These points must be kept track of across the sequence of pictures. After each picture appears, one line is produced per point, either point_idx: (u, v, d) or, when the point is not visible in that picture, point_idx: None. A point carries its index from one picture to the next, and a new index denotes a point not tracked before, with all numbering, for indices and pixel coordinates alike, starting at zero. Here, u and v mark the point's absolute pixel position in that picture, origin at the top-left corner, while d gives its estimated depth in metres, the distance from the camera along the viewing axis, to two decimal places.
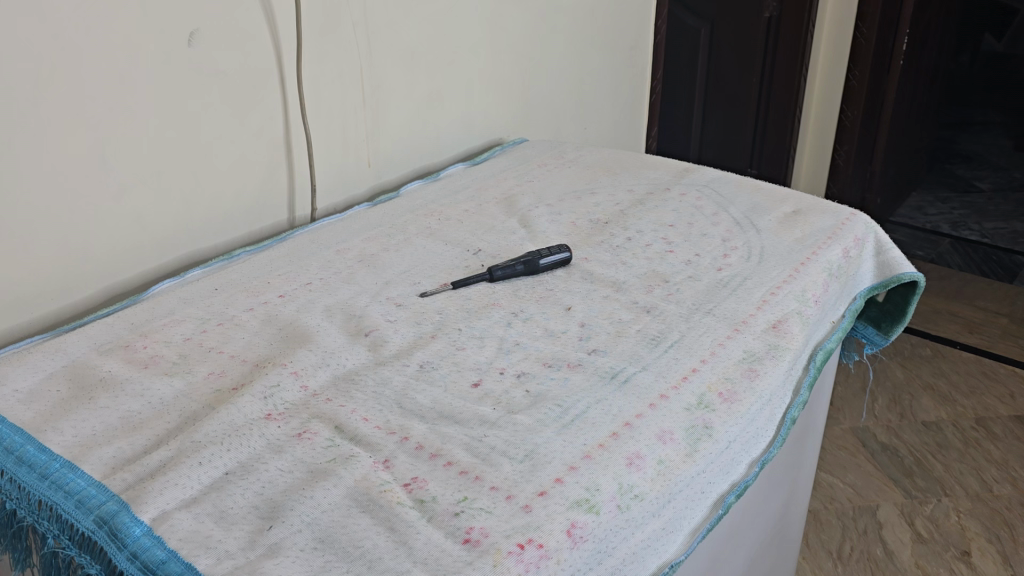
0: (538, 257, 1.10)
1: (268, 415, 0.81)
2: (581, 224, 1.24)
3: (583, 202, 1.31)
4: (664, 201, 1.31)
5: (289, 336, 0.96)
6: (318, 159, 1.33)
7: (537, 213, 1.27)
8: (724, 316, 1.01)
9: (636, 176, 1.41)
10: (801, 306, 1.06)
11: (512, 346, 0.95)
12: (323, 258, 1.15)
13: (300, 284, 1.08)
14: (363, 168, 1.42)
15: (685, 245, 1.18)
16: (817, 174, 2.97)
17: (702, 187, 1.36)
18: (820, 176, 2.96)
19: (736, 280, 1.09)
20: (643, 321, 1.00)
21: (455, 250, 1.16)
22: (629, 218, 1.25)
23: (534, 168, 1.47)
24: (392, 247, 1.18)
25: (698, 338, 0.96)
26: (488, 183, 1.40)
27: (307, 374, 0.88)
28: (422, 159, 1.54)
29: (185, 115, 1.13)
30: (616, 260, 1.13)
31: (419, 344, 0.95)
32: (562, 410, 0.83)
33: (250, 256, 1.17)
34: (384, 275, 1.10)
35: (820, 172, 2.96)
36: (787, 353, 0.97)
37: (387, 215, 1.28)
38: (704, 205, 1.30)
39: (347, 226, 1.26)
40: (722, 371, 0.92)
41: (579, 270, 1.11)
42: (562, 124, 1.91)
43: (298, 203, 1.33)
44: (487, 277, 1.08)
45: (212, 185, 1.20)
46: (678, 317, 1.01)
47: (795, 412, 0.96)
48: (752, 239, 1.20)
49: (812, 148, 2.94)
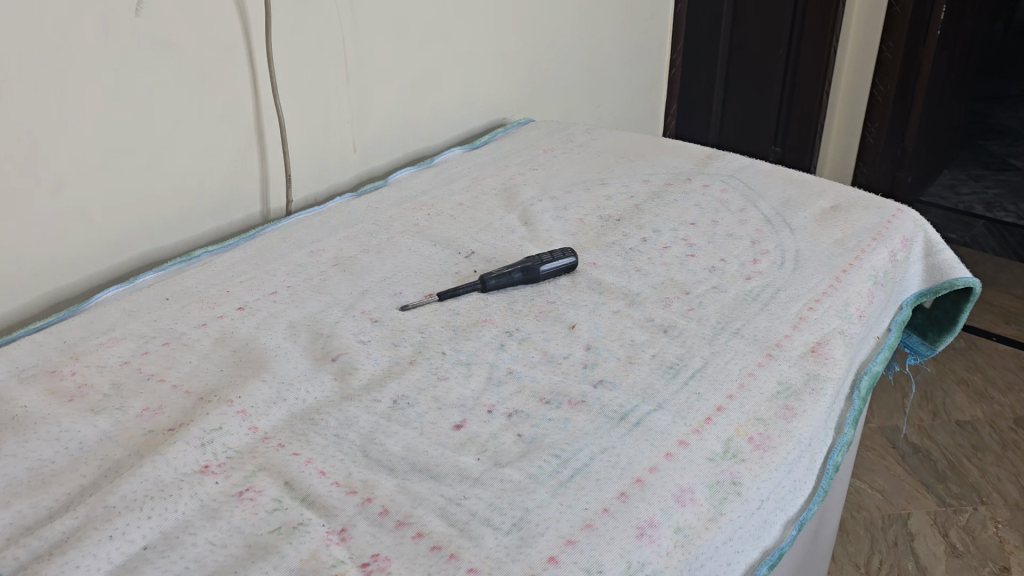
0: (538, 263, 0.95)
1: (204, 468, 0.68)
2: (590, 222, 1.09)
3: (593, 195, 1.16)
4: (684, 194, 1.16)
5: (243, 360, 0.82)
6: (295, 145, 1.19)
7: (540, 208, 1.12)
8: (754, 338, 0.86)
9: (653, 164, 1.25)
10: (844, 324, 0.91)
11: (504, 375, 0.80)
12: (294, 259, 1.01)
13: (264, 294, 0.93)
14: (347, 154, 1.27)
15: (708, 249, 1.03)
16: (846, 152, 2.78)
17: (728, 178, 1.21)
18: (848, 159, 2.77)
19: (767, 292, 0.94)
20: (660, 344, 0.85)
21: (445, 253, 1.02)
22: (644, 215, 1.10)
23: (539, 153, 1.31)
24: (373, 247, 1.03)
25: (723, 368, 0.81)
26: (486, 172, 1.25)
27: (257, 412, 0.74)
28: (416, 143, 1.39)
29: (135, 95, 0.98)
30: (629, 266, 0.98)
31: (394, 372, 0.80)
32: (561, 462, 0.69)
33: (212, 257, 1.03)
34: (361, 283, 0.95)
35: (848, 153, 2.77)
36: (830, 385, 0.82)
37: (370, 209, 1.13)
38: (730, 200, 1.14)
39: (324, 221, 1.11)
40: (753, 410, 0.77)
41: (586, 278, 0.96)
42: (572, 102, 1.75)
43: (272, 193, 1.18)
44: (479, 286, 0.94)
45: (169, 176, 1.05)
46: (700, 339, 0.86)
47: (839, 458, 0.81)
48: (785, 240, 1.05)
49: (840, 126, 2.74)
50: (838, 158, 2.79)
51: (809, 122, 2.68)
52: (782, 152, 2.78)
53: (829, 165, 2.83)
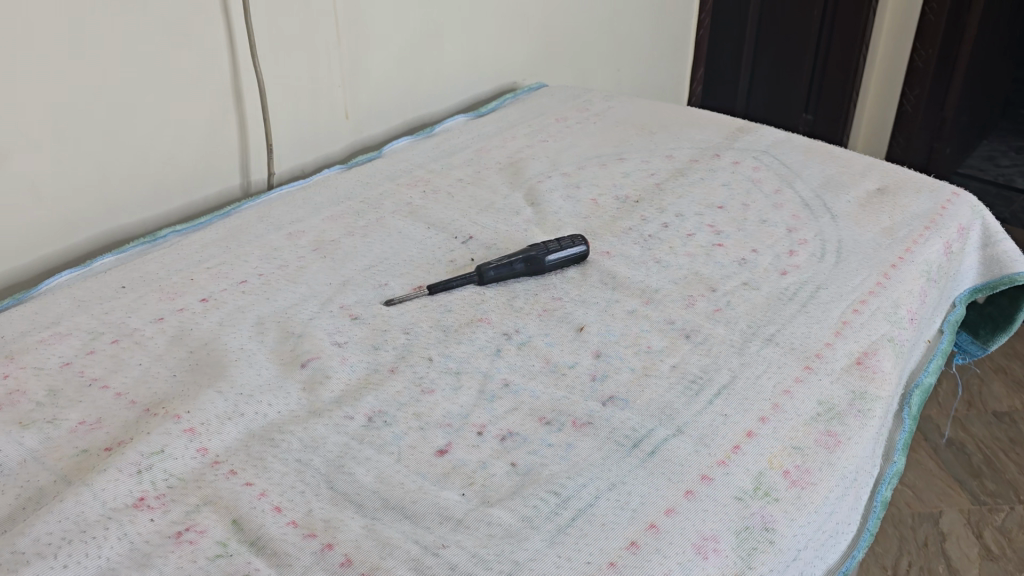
0: (544, 253, 0.84)
1: (139, 502, 0.57)
2: (604, 204, 0.97)
3: (609, 171, 1.04)
4: (711, 172, 1.03)
5: (200, 363, 0.71)
6: (280, 111, 1.07)
7: (549, 186, 1.00)
8: (790, 346, 0.75)
9: (676, 136, 1.13)
10: (894, 329, 0.79)
11: (498, 388, 0.69)
12: (270, 242, 0.90)
13: (232, 283, 0.83)
14: (339, 122, 1.15)
15: (738, 237, 0.91)
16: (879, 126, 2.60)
17: (760, 154, 1.08)
18: (883, 128, 2.59)
19: (805, 290, 0.83)
20: (680, 353, 0.74)
21: (440, 238, 0.90)
22: (665, 196, 0.98)
23: (551, 123, 1.19)
24: (359, 230, 0.92)
25: (753, 383, 0.70)
26: (491, 143, 1.13)
27: (208, 431, 0.63)
28: (416, 110, 1.27)
29: (92, 52, 0.86)
30: (647, 257, 0.87)
31: (371, 382, 0.69)
32: (560, 501, 0.58)
33: (181, 237, 0.92)
34: (343, 272, 0.84)
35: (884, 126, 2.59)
36: (878, 405, 0.70)
37: (360, 185, 1.02)
38: (763, 180, 1.02)
39: (309, 199, 0.99)
40: (788, 436, 0.66)
41: (598, 270, 0.85)
42: (588, 66, 1.62)
43: (252, 164, 1.07)
44: (476, 279, 0.83)
45: (133, 147, 0.94)
46: (728, 347, 0.74)
47: (887, 492, 0.69)
48: (826, 228, 0.93)
49: (876, 99, 2.56)
50: (872, 131, 2.62)
51: (840, 89, 2.54)
52: (812, 120, 2.64)
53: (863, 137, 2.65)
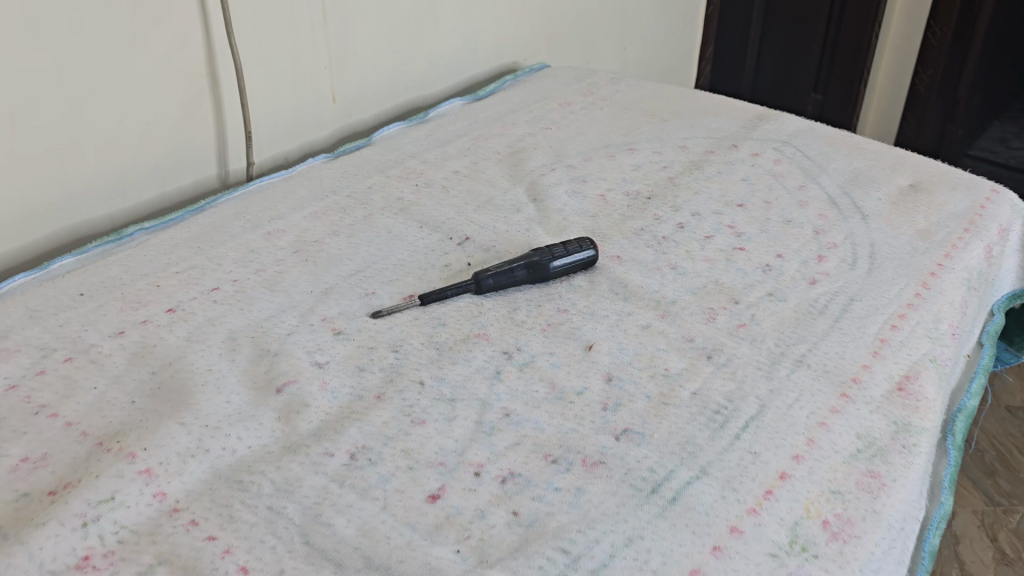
0: (548, 258, 0.76)
1: (82, 562, 0.49)
2: (614, 200, 0.89)
3: (618, 163, 0.95)
4: (729, 165, 0.95)
5: (162, 387, 0.63)
6: (260, 95, 0.98)
7: (553, 181, 0.92)
8: (824, 369, 0.67)
9: (690, 124, 1.04)
10: (936, 348, 0.71)
11: (497, 420, 0.61)
12: (246, 242, 0.81)
13: (202, 290, 0.74)
14: (325, 106, 1.06)
15: (761, 239, 0.82)
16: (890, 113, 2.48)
17: (782, 144, 1.00)
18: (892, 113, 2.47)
19: (836, 302, 0.75)
20: (702, 377, 0.66)
21: (434, 239, 0.82)
22: (680, 192, 0.89)
23: (554, 108, 1.10)
24: (344, 229, 0.83)
25: (784, 414, 0.63)
26: (489, 131, 1.04)
27: (167, 472, 0.55)
28: (410, 92, 1.18)
29: (50, 31, 0.77)
30: (662, 262, 0.79)
31: (355, 411, 0.61)
32: (570, 562, 0.51)
33: (149, 236, 0.84)
34: (326, 278, 0.76)
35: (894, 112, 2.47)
36: (924, 438, 0.63)
37: (347, 178, 0.93)
38: (785, 174, 0.94)
39: (290, 192, 0.91)
40: (826, 479, 0.58)
41: (608, 278, 0.77)
42: (593, 46, 1.54)
43: (230, 152, 0.98)
44: (472, 288, 0.75)
45: (98, 136, 0.85)
46: (755, 370, 0.67)
47: (935, 540, 0.61)
48: (856, 230, 0.85)
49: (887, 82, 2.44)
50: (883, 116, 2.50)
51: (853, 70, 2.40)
52: (822, 99, 2.50)
53: (872, 121, 2.54)
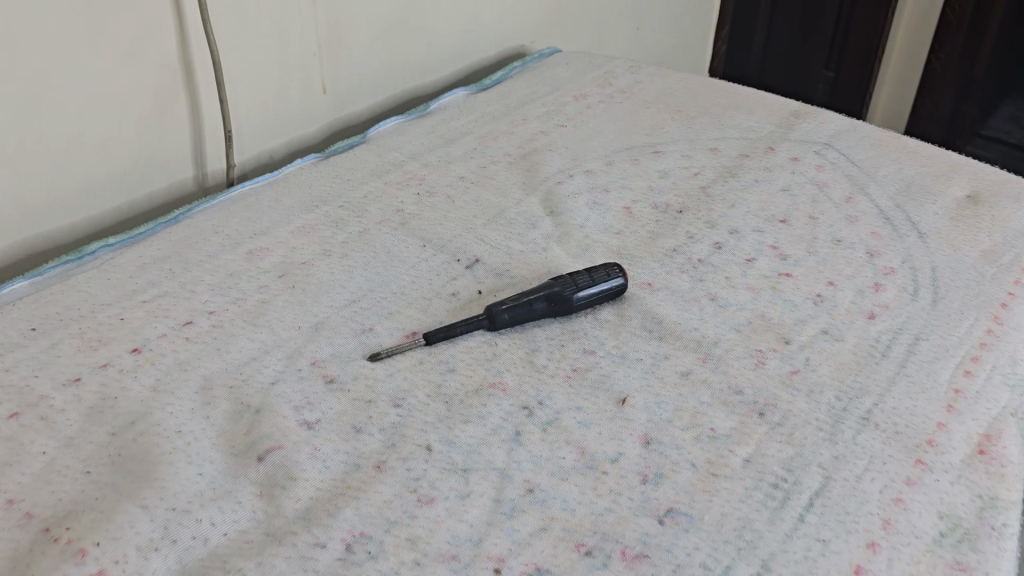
0: (571, 289, 0.66)
1: None
2: (641, 214, 0.79)
3: (644, 168, 0.85)
4: (767, 173, 0.85)
5: (123, 453, 0.54)
6: (243, 88, 0.88)
7: (571, 190, 0.82)
8: (894, 429, 0.58)
9: (720, 122, 0.94)
10: (1018, 399, 0.62)
11: (519, 497, 0.52)
12: (224, 264, 0.71)
13: (173, 326, 0.64)
14: (313, 98, 0.95)
15: (809, 263, 0.73)
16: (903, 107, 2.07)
17: (822, 147, 0.90)
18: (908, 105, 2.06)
19: (900, 343, 0.65)
20: (755, 440, 0.57)
21: (439, 260, 0.72)
22: (715, 205, 0.80)
23: (568, 101, 1.00)
24: (336, 249, 0.73)
25: (854, 488, 0.54)
26: (498, 128, 0.94)
27: (127, 571, 0.46)
28: (407, 81, 1.07)
29: None
30: (699, 292, 0.69)
31: (352, 485, 0.52)
32: None
33: (113, 255, 0.73)
34: (317, 310, 0.66)
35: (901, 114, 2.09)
36: (1014, 515, 0.53)
37: (339, 184, 0.83)
38: (830, 183, 0.84)
39: (274, 202, 0.80)
40: (909, 573, 0.49)
41: (639, 311, 0.67)
42: (603, 28, 1.42)
43: (208, 152, 0.87)
44: (485, 324, 0.65)
45: (54, 139, 0.74)
46: (816, 431, 0.57)
47: None
48: (913, 252, 0.75)
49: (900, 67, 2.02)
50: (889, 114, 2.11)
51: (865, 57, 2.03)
52: (835, 78, 2.11)
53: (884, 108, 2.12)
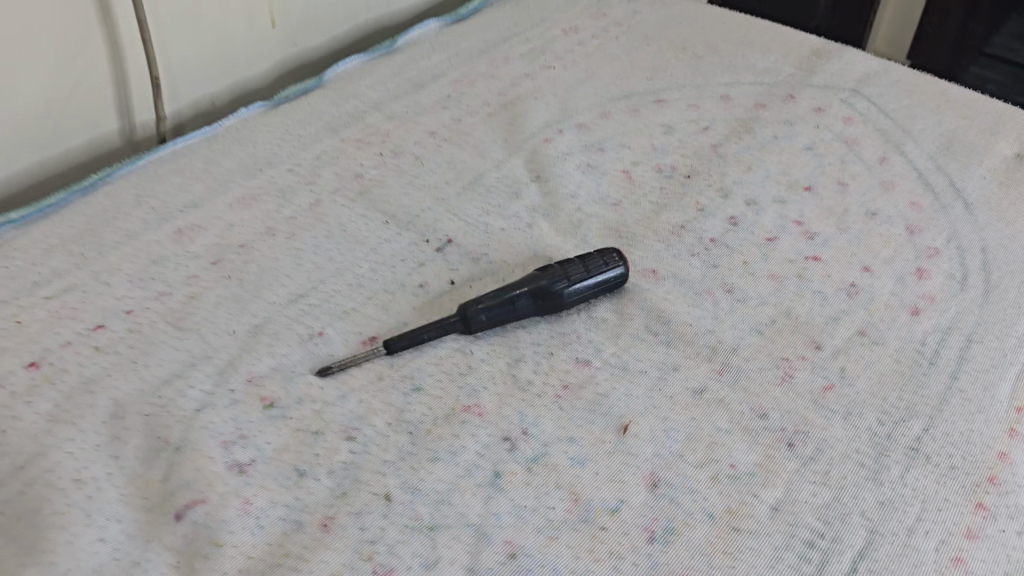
0: (561, 282, 0.55)
1: None
2: (642, 179, 0.67)
3: (645, 122, 0.73)
4: (788, 127, 0.73)
5: (8, 512, 0.43)
6: (175, 24, 0.74)
7: (561, 150, 0.70)
8: (948, 463, 0.48)
9: (732, 64, 0.82)
10: None
11: (499, 565, 0.42)
12: (146, 247, 0.60)
13: (80, 331, 0.53)
14: (261, 33, 0.82)
15: (840, 243, 0.62)
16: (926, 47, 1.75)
17: (849, 94, 0.78)
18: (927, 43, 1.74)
19: (949, 348, 0.55)
20: (785, 481, 0.47)
21: (405, 240, 0.61)
22: (729, 168, 0.68)
23: (557, 35, 0.86)
24: (282, 226, 0.62)
25: (904, 547, 0.44)
26: (475, 70, 0.81)
27: None
28: (372, 11, 0.93)
29: None
30: (712, 282, 0.59)
31: (292, 552, 0.42)
32: None
33: (14, 233, 0.61)
34: (257, 309, 0.55)
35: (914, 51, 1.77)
36: None
37: (288, 141, 0.71)
38: (860, 140, 0.72)
39: (210, 163, 0.68)
40: None
41: (642, 308, 0.57)
42: None
43: (134, 100, 0.74)
44: (459, 327, 0.54)
45: None
46: (856, 468, 0.48)
47: None
48: (960, 227, 0.64)
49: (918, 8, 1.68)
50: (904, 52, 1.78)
51: None
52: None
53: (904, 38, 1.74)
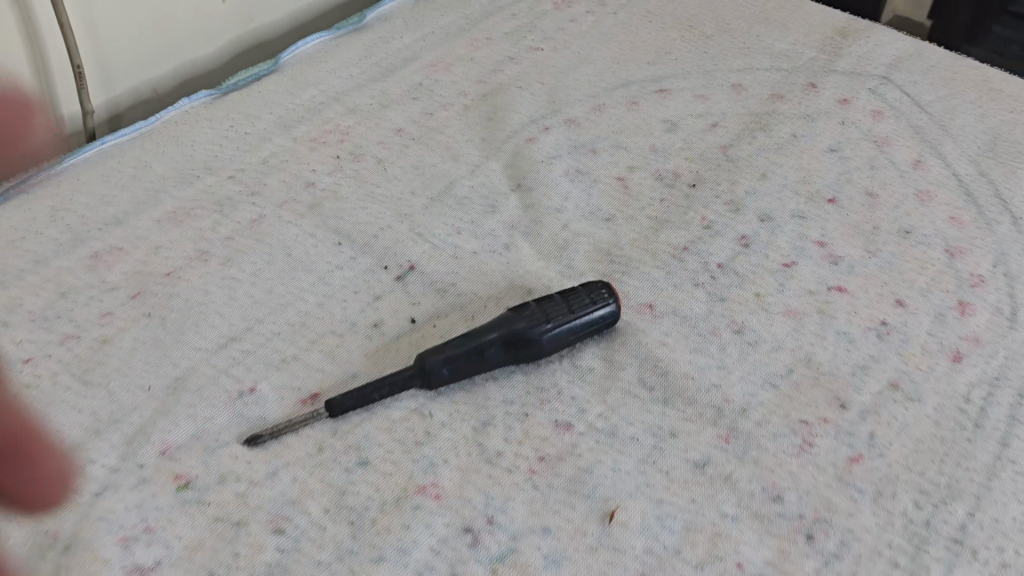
0: (540, 324, 0.46)
1: None
2: (640, 187, 0.58)
3: (643, 117, 0.64)
4: (808, 123, 0.64)
5: None
6: (104, 1, 0.63)
7: (546, 152, 0.60)
8: (1000, 561, 0.40)
9: (745, 45, 0.72)
10: None
11: None
12: (55, 276, 0.51)
13: None
14: (207, 8, 0.71)
15: (869, 270, 0.53)
16: None
17: (878, 83, 0.68)
18: None
19: (999, 407, 0.47)
20: None
21: (359, 267, 0.52)
22: (740, 174, 0.59)
23: (548, 10, 0.76)
24: (216, 248, 0.53)
25: None
26: (453, 52, 0.71)
27: None
28: None
29: None
30: (718, 320, 0.50)
31: None
32: None
33: None
34: (179, 357, 0.47)
35: None
36: None
37: (232, 140, 0.61)
38: (891, 138, 0.63)
39: (140, 168, 0.59)
40: None
41: (635, 354, 0.48)
42: None
43: (59, 94, 0.63)
44: (417, 382, 0.45)
45: None
46: (890, 570, 0.39)
47: None
48: (1009, 248, 0.55)
49: None
50: None
51: None
52: None
53: None
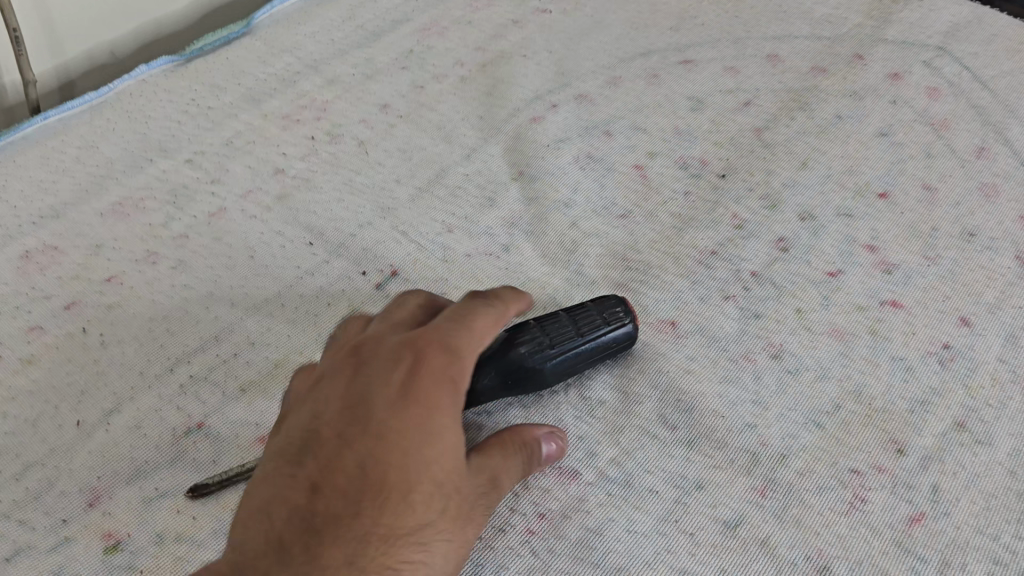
0: (542, 351, 0.38)
1: None
2: (659, 178, 0.50)
3: (664, 93, 0.56)
4: (854, 102, 0.55)
5: None
6: None
7: (553, 135, 0.53)
8: None
9: (781, 10, 0.63)
10: None
11: None
12: None
13: None
14: None
15: (928, 279, 0.45)
16: None
17: (935, 54, 0.59)
18: None
19: None
20: None
21: (333, 272, 0.45)
22: (776, 163, 0.51)
23: None
24: (166, 248, 0.46)
25: None
26: (450, 14, 0.63)
27: None
28: None
29: None
30: (751, 342, 0.43)
31: None
32: None
33: None
34: (115, 383, 0.39)
35: None
36: None
37: (193, 116, 0.54)
38: (951, 121, 0.54)
39: (86, 150, 0.52)
40: None
41: (656, 386, 0.41)
42: None
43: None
44: None
45: None
46: None
47: None
48: None
49: None
50: None
51: None
52: None
53: None
